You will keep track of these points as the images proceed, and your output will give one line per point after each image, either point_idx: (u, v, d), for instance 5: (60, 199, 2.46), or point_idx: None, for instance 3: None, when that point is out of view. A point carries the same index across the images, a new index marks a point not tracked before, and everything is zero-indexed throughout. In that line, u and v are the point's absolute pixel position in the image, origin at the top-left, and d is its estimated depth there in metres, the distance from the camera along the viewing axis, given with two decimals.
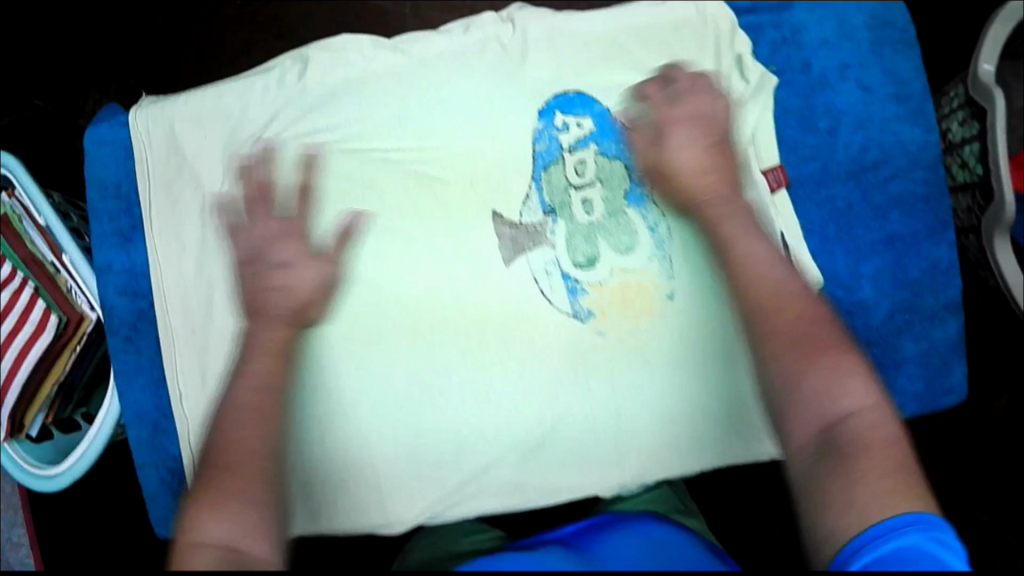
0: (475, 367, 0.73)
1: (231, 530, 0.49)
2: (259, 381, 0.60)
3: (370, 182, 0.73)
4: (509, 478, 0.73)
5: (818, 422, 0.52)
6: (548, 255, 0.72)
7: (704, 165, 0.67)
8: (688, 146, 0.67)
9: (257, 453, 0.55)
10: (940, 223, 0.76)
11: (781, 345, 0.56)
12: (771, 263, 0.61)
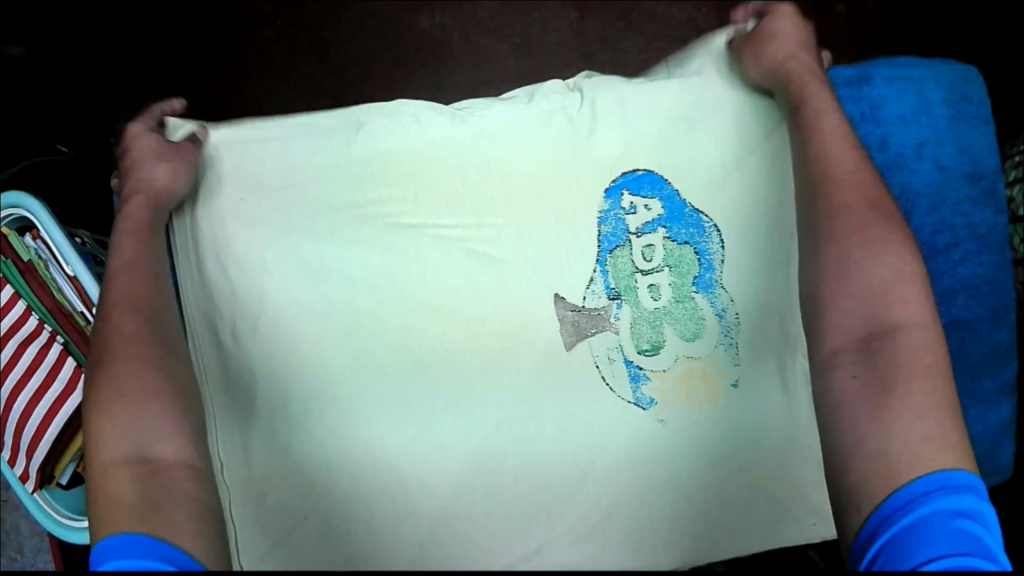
0: (534, 447, 0.71)
1: (134, 427, 0.57)
2: (129, 264, 0.66)
3: (426, 259, 0.73)
4: (565, 561, 0.70)
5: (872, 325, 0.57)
6: (614, 343, 0.72)
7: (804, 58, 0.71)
8: (787, 36, 0.72)
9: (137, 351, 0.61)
10: (1003, 306, 0.75)
11: (848, 256, 0.61)
12: (855, 165, 0.65)
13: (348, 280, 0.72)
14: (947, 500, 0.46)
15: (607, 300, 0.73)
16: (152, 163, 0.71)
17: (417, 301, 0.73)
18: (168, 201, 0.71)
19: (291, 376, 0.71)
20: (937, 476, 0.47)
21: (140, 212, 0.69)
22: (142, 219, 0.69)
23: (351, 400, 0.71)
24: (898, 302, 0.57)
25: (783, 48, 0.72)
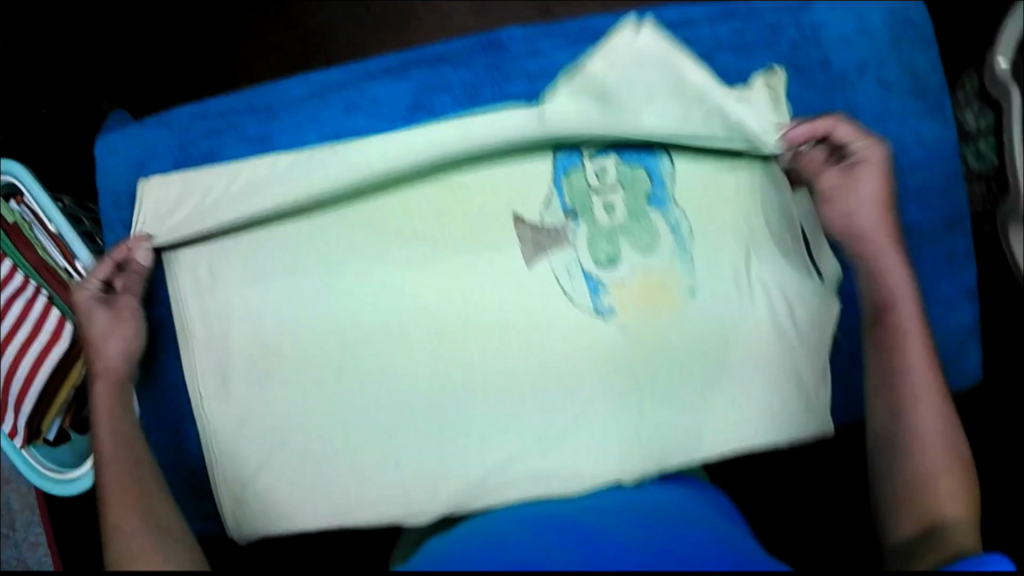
0: (499, 363, 0.73)
1: (139, 542, 0.61)
2: (128, 430, 0.71)
3: (392, 194, 0.77)
4: (533, 468, 0.73)
5: (924, 466, 0.64)
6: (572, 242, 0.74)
7: (892, 214, 0.73)
8: (876, 173, 0.73)
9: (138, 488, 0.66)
10: (956, 213, 0.77)
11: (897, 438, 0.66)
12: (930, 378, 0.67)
13: (314, 231, 0.77)
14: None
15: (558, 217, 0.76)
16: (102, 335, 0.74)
17: (378, 229, 0.76)
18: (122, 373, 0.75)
19: (261, 320, 0.75)
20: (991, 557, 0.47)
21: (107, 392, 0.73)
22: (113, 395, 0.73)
23: (319, 333, 0.74)
24: (923, 404, 0.66)
25: (873, 189, 0.73)
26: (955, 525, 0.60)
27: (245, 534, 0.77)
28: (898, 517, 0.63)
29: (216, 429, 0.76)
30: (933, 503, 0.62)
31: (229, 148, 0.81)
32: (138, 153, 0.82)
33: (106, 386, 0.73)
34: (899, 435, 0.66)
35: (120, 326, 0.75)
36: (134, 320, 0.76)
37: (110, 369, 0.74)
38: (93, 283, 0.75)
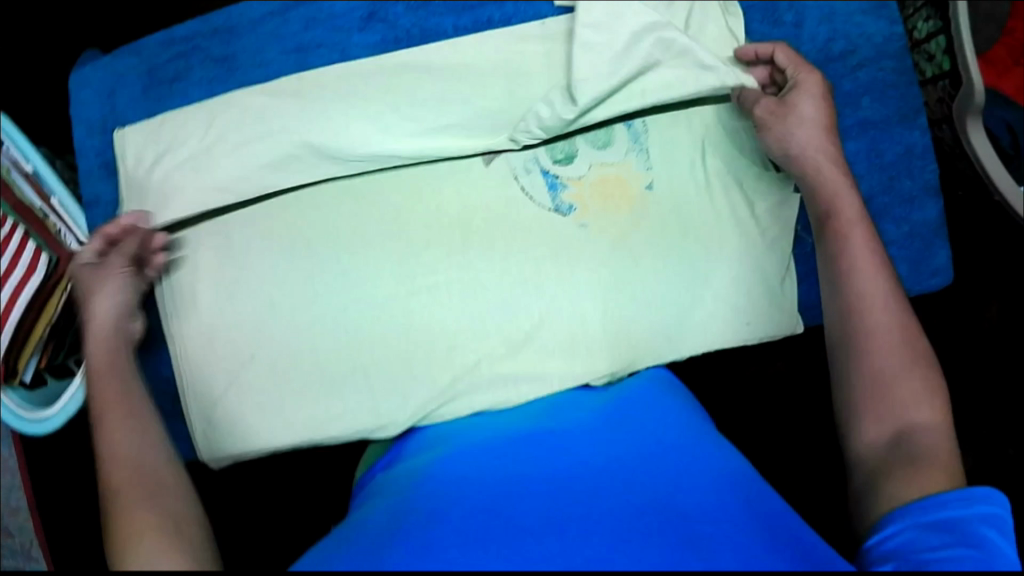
0: (462, 265, 0.74)
1: (156, 501, 0.58)
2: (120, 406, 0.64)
3: (351, 106, 0.77)
4: (501, 370, 0.72)
5: (884, 367, 0.60)
6: (525, 131, 0.74)
7: (835, 138, 0.70)
8: (814, 118, 0.70)
9: (131, 461, 0.60)
10: (911, 109, 0.77)
11: (892, 374, 0.59)
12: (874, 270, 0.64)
13: (277, 151, 0.76)
14: (988, 527, 0.49)
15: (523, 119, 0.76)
16: (106, 296, 0.70)
17: (340, 139, 0.76)
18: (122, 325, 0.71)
19: (229, 234, 0.76)
20: (979, 487, 0.50)
21: (105, 355, 0.68)
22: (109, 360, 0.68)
23: (280, 247, 0.75)
24: (876, 300, 0.62)
25: (811, 131, 0.70)
26: (923, 429, 0.57)
27: (216, 456, 0.76)
28: (861, 421, 0.60)
29: (182, 347, 0.76)
30: (899, 407, 0.58)
31: (198, 81, 0.79)
32: (104, 82, 0.79)
33: (98, 343, 0.68)
34: (859, 338, 0.62)
35: (108, 284, 0.71)
36: (127, 279, 0.72)
37: (98, 323, 0.69)
38: (89, 252, 0.71)
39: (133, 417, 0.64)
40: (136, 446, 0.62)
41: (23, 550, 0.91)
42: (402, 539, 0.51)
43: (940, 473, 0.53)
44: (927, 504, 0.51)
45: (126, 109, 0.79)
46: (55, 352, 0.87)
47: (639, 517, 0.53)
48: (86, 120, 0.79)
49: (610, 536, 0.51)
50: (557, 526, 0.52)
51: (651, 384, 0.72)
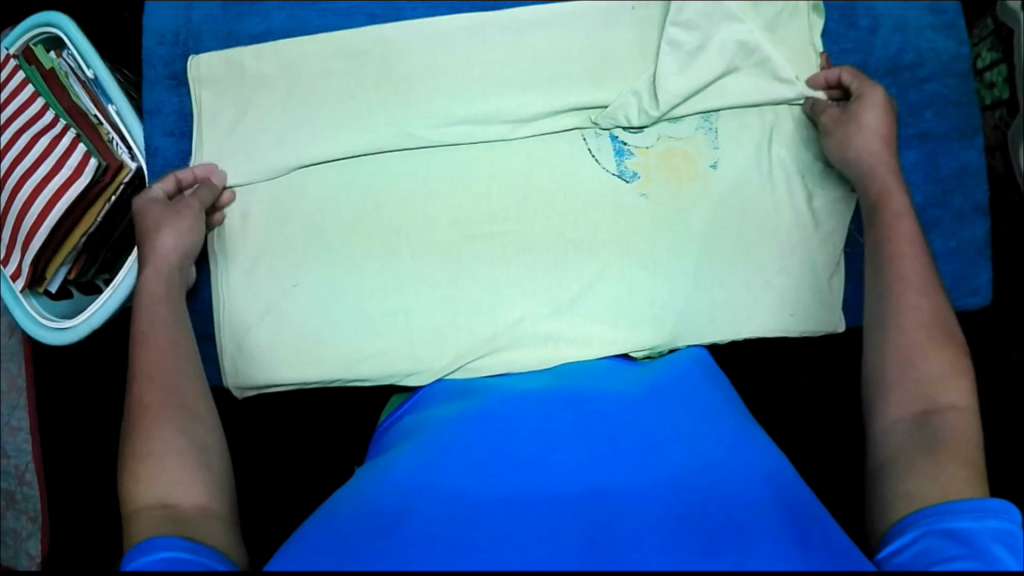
0: (516, 218, 0.73)
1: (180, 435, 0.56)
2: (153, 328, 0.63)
3: (431, 51, 0.74)
4: (545, 329, 0.72)
5: (914, 346, 0.58)
6: (612, 118, 0.73)
7: (892, 150, 0.69)
8: (876, 130, 0.69)
9: (168, 391, 0.59)
10: (971, 128, 0.78)
11: (919, 353, 0.57)
12: (912, 256, 0.62)
13: (351, 91, 0.74)
14: (1005, 545, 0.45)
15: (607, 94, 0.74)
16: (170, 233, 0.69)
17: (422, 94, 0.74)
18: (179, 265, 0.69)
19: (287, 152, 0.74)
20: (998, 500, 0.47)
21: (158, 288, 0.66)
22: (160, 293, 0.66)
23: (338, 180, 0.74)
24: (909, 286, 0.61)
25: (866, 140, 0.69)
26: (948, 408, 0.54)
27: (241, 383, 0.75)
28: (886, 399, 0.57)
29: (221, 269, 0.74)
30: (926, 386, 0.56)
31: (280, 8, 0.77)
32: None
33: (155, 276, 0.67)
34: (891, 320, 0.60)
35: (179, 221, 0.70)
36: (197, 220, 0.71)
37: (161, 256, 0.68)
38: (159, 190, 0.71)
39: (171, 344, 0.62)
40: (170, 372, 0.60)
41: (17, 473, 0.87)
42: (406, 529, 0.51)
43: (963, 457, 0.51)
44: (942, 512, 0.48)
45: (201, 25, 0.77)
46: (89, 268, 0.83)
47: (648, 513, 0.53)
48: (158, 30, 0.77)
49: (625, 529, 0.51)
50: (562, 516, 0.52)
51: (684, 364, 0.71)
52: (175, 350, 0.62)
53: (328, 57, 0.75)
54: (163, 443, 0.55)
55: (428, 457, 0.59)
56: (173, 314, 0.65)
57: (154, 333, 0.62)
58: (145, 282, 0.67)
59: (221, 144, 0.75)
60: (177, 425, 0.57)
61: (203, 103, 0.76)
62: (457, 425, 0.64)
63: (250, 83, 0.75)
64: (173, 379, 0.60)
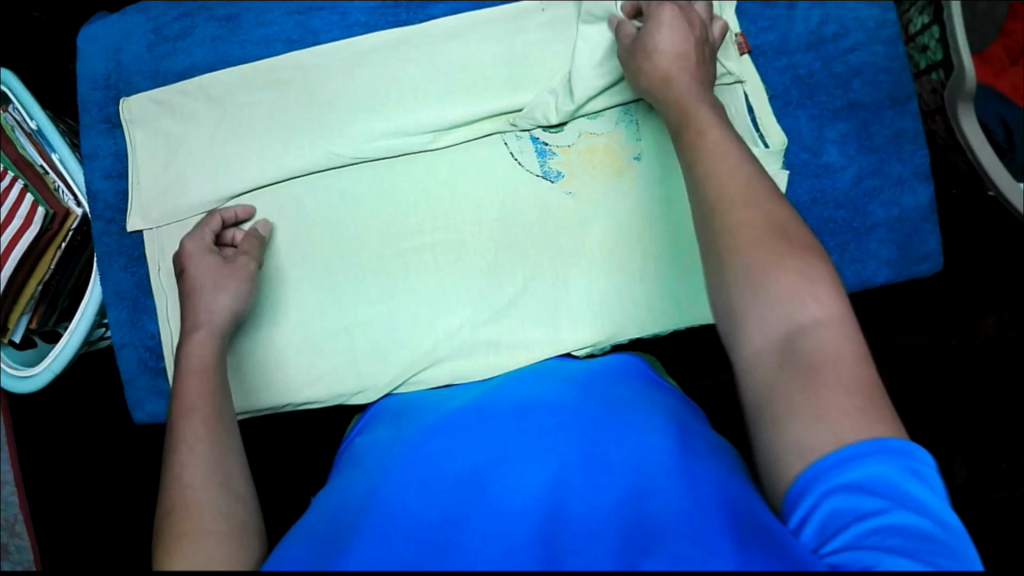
0: (447, 229, 0.74)
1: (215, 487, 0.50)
2: (200, 365, 0.60)
3: (348, 73, 0.74)
4: (483, 335, 0.72)
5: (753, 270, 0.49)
6: (529, 117, 0.73)
7: (693, 65, 0.65)
8: (672, 46, 0.66)
9: (206, 441, 0.53)
10: (903, 94, 0.77)
11: (765, 264, 0.49)
12: (745, 178, 0.54)
13: (274, 118, 0.75)
14: (906, 491, 0.39)
15: (523, 96, 0.74)
16: (228, 279, 0.66)
17: (347, 114, 0.74)
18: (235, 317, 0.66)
19: (217, 182, 0.75)
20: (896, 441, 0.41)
21: (206, 345, 0.62)
22: (210, 349, 0.62)
23: (267, 206, 0.74)
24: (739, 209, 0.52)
25: (668, 58, 0.65)
26: (813, 325, 0.46)
27: None
28: (741, 334, 0.48)
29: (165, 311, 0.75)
30: (778, 304, 0.47)
31: (201, 42, 0.77)
32: (111, 39, 0.78)
33: (209, 335, 0.62)
34: (730, 250, 0.50)
35: (235, 272, 0.67)
36: (247, 283, 0.67)
37: (216, 320, 0.64)
38: (208, 236, 0.70)
39: (210, 398, 0.57)
40: (203, 422, 0.55)
41: (8, 526, 0.87)
42: (347, 539, 0.48)
43: (845, 380, 0.43)
44: (842, 462, 0.40)
45: (131, 66, 0.78)
46: (49, 317, 0.84)
47: (596, 498, 0.49)
48: (91, 75, 0.78)
49: (573, 520, 0.47)
50: (504, 513, 0.49)
51: (638, 386, 0.66)
52: (212, 398, 0.57)
53: (246, 84, 0.75)
54: (199, 489, 0.50)
55: (368, 482, 0.56)
56: (208, 366, 0.60)
57: (193, 384, 0.58)
58: (195, 341, 0.62)
59: (151, 184, 0.76)
60: (216, 473, 0.51)
61: (136, 145, 0.77)
62: (391, 450, 0.60)
63: (180, 121, 0.76)
64: (208, 427, 0.54)
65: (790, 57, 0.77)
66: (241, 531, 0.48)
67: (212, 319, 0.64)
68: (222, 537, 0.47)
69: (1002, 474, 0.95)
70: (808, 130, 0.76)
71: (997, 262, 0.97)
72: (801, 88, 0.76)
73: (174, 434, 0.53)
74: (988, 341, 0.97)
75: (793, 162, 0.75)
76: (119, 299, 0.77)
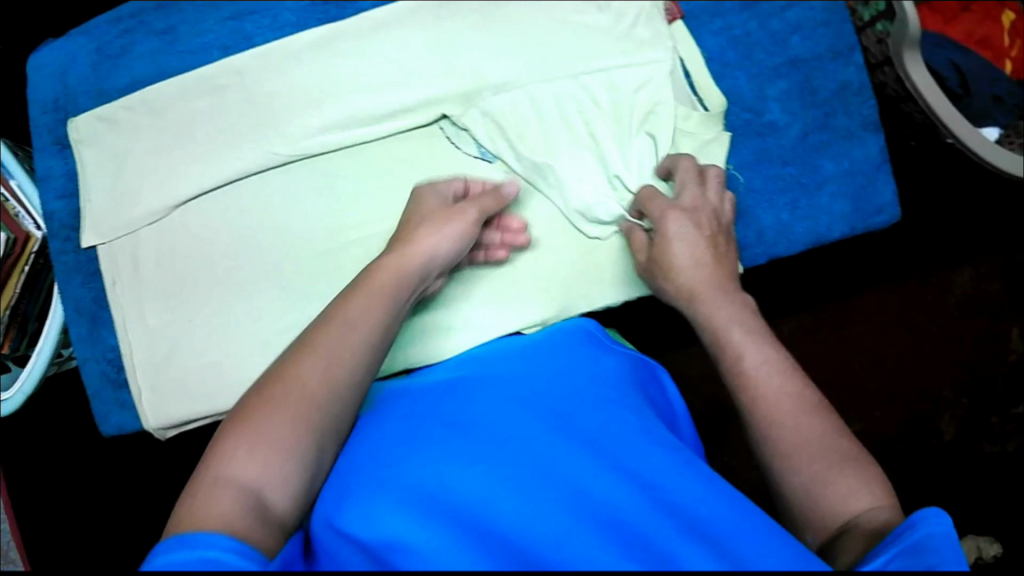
0: (389, 216, 0.73)
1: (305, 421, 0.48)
2: (375, 288, 0.58)
3: (286, 74, 0.74)
4: (433, 318, 0.69)
5: (764, 393, 0.54)
6: (468, 100, 0.73)
7: (717, 269, 0.64)
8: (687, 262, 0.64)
9: (322, 373, 0.51)
10: (845, 45, 0.77)
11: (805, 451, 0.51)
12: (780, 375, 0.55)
13: (214, 127, 0.75)
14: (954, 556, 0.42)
15: (454, 81, 0.73)
16: (446, 220, 0.64)
17: (286, 111, 0.74)
18: (441, 263, 0.64)
19: (165, 192, 0.75)
20: (927, 511, 0.44)
21: (387, 277, 0.59)
22: (387, 286, 0.59)
23: (216, 216, 0.75)
24: (741, 331, 0.59)
25: (691, 273, 0.63)
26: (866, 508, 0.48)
27: (163, 421, 0.74)
28: (806, 505, 0.50)
29: (121, 319, 0.76)
30: (822, 482, 0.50)
31: (143, 58, 0.77)
32: (56, 63, 0.79)
33: (396, 269, 0.60)
34: (769, 417, 0.53)
35: (455, 217, 0.65)
36: (466, 227, 0.65)
37: (416, 249, 0.62)
38: (448, 188, 0.68)
39: (370, 323, 0.56)
40: (348, 343, 0.53)
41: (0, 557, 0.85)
42: (396, 563, 0.43)
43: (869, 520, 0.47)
44: (904, 529, 0.44)
45: (77, 86, 0.78)
46: (20, 343, 0.84)
47: (622, 487, 0.48)
48: (41, 99, 0.78)
49: (625, 514, 0.47)
50: (545, 512, 0.46)
51: (611, 367, 0.63)
52: (375, 330, 0.55)
53: (186, 93, 0.76)
54: (304, 403, 0.49)
55: (347, 468, 0.52)
56: (396, 287, 0.59)
57: (360, 298, 0.57)
58: (383, 267, 0.60)
59: (103, 198, 0.76)
60: (323, 404, 0.50)
61: (87, 162, 0.77)
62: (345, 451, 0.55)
63: (133, 135, 0.76)
64: (350, 351, 0.53)
65: (724, 19, 0.76)
66: (310, 464, 0.48)
67: (417, 256, 0.62)
68: (282, 477, 0.46)
69: (993, 428, 1.02)
70: (749, 89, 0.75)
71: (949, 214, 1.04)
72: (737, 48, 0.76)
73: (313, 341, 0.53)
74: (965, 292, 1.03)
75: (734, 122, 0.74)
76: (80, 315, 0.78)
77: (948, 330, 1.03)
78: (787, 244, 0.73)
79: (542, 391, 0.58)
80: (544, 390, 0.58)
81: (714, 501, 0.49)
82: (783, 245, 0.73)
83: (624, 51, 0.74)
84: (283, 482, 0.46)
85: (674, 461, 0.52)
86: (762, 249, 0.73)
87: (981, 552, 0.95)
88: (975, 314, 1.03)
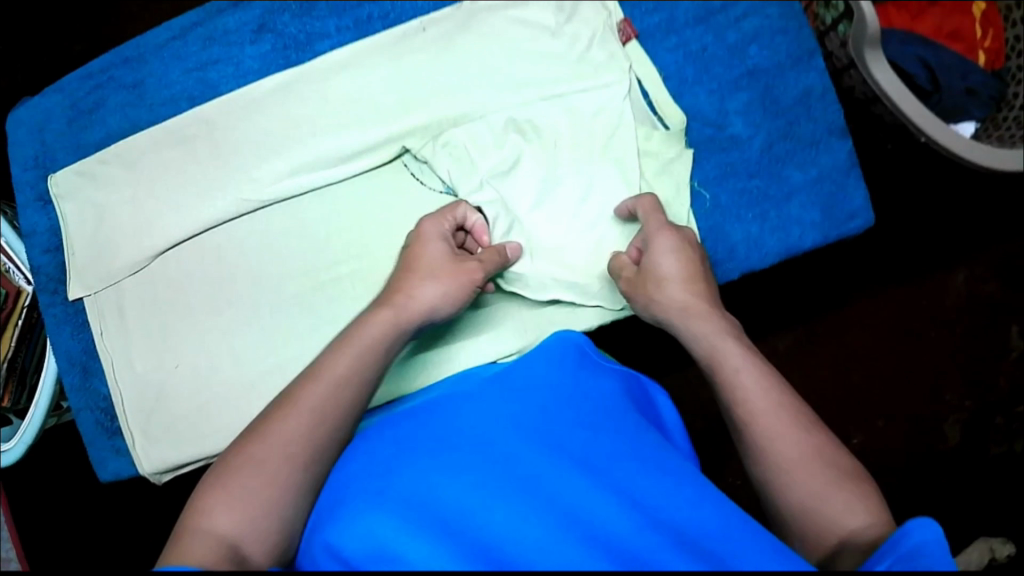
0: (361, 254, 0.74)
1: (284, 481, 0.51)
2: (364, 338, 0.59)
3: (255, 125, 0.76)
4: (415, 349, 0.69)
5: (764, 417, 0.55)
6: (429, 133, 0.74)
7: (701, 289, 0.65)
8: (675, 278, 0.65)
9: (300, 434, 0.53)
10: (805, 53, 0.77)
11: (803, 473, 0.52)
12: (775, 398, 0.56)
13: (187, 178, 0.75)
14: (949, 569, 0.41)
15: (415, 116, 0.75)
16: (448, 272, 0.63)
17: (253, 157, 0.75)
18: (429, 321, 0.63)
19: (143, 242, 0.75)
20: (917, 519, 0.44)
21: (377, 332, 0.59)
22: (376, 339, 0.59)
23: (194, 262, 0.75)
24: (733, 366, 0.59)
25: (679, 292, 0.64)
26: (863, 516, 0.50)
27: (158, 464, 0.74)
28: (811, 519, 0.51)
29: (110, 364, 0.75)
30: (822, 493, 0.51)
31: (117, 111, 0.79)
32: (34, 121, 0.80)
33: (392, 320, 0.60)
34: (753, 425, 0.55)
35: (458, 273, 0.64)
36: (468, 287, 0.64)
37: (410, 309, 0.61)
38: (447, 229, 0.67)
39: (354, 375, 0.57)
40: (321, 405, 0.54)
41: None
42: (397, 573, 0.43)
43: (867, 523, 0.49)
44: (898, 538, 0.44)
45: (55, 143, 0.79)
46: (21, 395, 0.86)
47: (607, 495, 0.49)
48: (21, 157, 0.80)
49: (615, 526, 0.47)
50: (535, 526, 0.46)
51: (608, 386, 0.62)
52: (354, 386, 0.56)
53: (156, 144, 0.76)
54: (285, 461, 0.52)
55: (336, 488, 0.52)
56: (376, 345, 0.59)
57: (349, 350, 0.58)
58: (377, 318, 0.60)
59: (83, 248, 0.77)
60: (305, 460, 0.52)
61: (70, 215, 0.77)
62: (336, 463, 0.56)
63: (109, 188, 0.77)
64: (322, 413, 0.54)
65: (679, 36, 0.77)
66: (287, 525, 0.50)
67: (410, 310, 0.61)
68: (257, 534, 0.49)
69: (998, 428, 1.04)
70: (709, 104, 0.76)
71: (935, 215, 1.05)
72: (695, 63, 0.77)
73: (297, 396, 0.55)
74: (961, 293, 1.05)
75: (697, 138, 0.75)
76: (71, 365, 0.78)
77: (944, 332, 1.05)
78: (759, 257, 0.74)
79: (539, 398, 0.58)
80: (540, 397, 0.58)
81: (699, 511, 0.50)
82: (755, 257, 0.74)
83: (578, 76, 0.75)
84: (261, 540, 0.49)
85: (661, 476, 0.52)
86: (735, 265, 0.73)
87: (995, 552, 0.96)
88: (971, 314, 1.05)
